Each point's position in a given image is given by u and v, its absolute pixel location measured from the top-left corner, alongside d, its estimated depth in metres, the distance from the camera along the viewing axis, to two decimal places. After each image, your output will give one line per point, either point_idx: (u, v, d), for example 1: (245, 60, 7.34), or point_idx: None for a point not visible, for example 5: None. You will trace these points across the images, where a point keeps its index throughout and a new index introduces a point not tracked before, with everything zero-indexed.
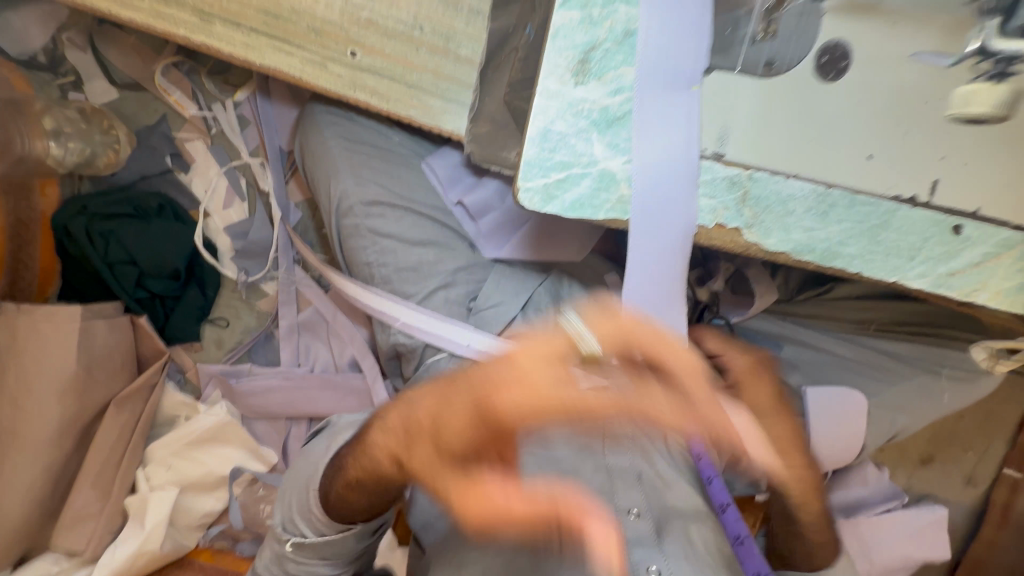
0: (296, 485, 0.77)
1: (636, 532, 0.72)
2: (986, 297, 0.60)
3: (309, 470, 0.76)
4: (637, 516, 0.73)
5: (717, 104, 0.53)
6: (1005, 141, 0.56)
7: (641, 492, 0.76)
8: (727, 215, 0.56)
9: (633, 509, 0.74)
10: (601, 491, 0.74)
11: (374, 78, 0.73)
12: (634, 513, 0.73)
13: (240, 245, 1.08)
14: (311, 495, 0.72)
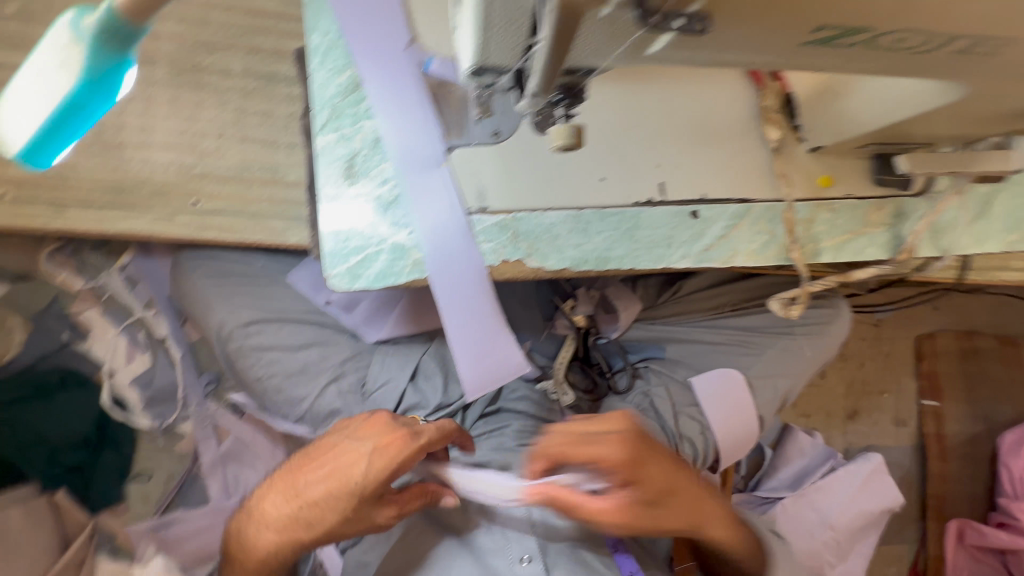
0: None
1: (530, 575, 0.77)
2: (743, 259, 0.72)
3: None
4: (529, 561, 0.78)
5: (467, 171, 0.67)
6: (699, 141, 0.71)
7: (535, 538, 0.79)
8: (506, 252, 0.67)
9: (521, 555, 0.79)
10: (494, 550, 0.79)
11: (218, 217, 0.84)
12: (526, 559, 0.78)
13: (148, 395, 1.12)
14: None
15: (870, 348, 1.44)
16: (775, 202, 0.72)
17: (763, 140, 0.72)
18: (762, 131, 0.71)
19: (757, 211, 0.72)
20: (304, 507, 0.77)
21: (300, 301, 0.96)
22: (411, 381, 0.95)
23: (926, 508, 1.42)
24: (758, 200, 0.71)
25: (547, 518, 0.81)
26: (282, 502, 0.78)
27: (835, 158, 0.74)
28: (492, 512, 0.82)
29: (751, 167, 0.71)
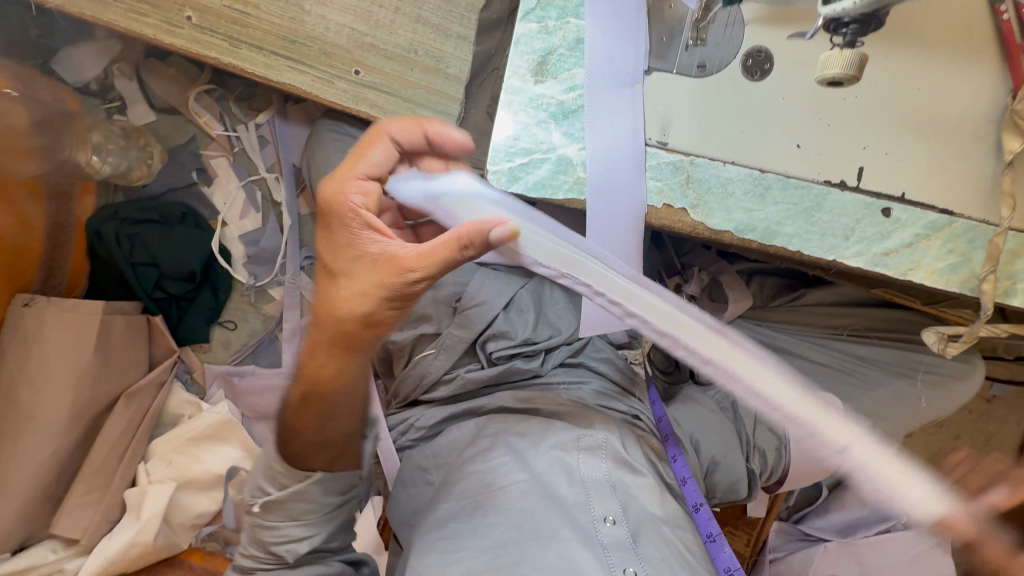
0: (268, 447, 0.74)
1: (613, 537, 0.71)
2: (922, 276, 0.64)
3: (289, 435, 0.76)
4: (614, 522, 0.72)
5: (659, 98, 0.61)
6: (922, 132, 0.62)
7: (617, 500, 0.75)
8: (672, 196, 0.63)
9: (609, 516, 0.73)
10: (576, 503, 0.75)
11: (372, 92, 0.83)
12: (611, 520, 0.72)
13: (251, 252, 1.17)
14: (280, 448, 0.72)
15: (968, 422, 1.33)
16: (984, 223, 0.63)
17: (995, 150, 0.62)
18: (997, 139, 0.62)
19: (958, 228, 0.63)
20: (344, 302, 0.62)
21: None
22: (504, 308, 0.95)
23: None
24: (963, 216, 0.63)
25: (628, 484, 0.77)
26: (331, 300, 0.63)
27: None
28: (573, 464, 0.79)
29: (968, 179, 0.63)
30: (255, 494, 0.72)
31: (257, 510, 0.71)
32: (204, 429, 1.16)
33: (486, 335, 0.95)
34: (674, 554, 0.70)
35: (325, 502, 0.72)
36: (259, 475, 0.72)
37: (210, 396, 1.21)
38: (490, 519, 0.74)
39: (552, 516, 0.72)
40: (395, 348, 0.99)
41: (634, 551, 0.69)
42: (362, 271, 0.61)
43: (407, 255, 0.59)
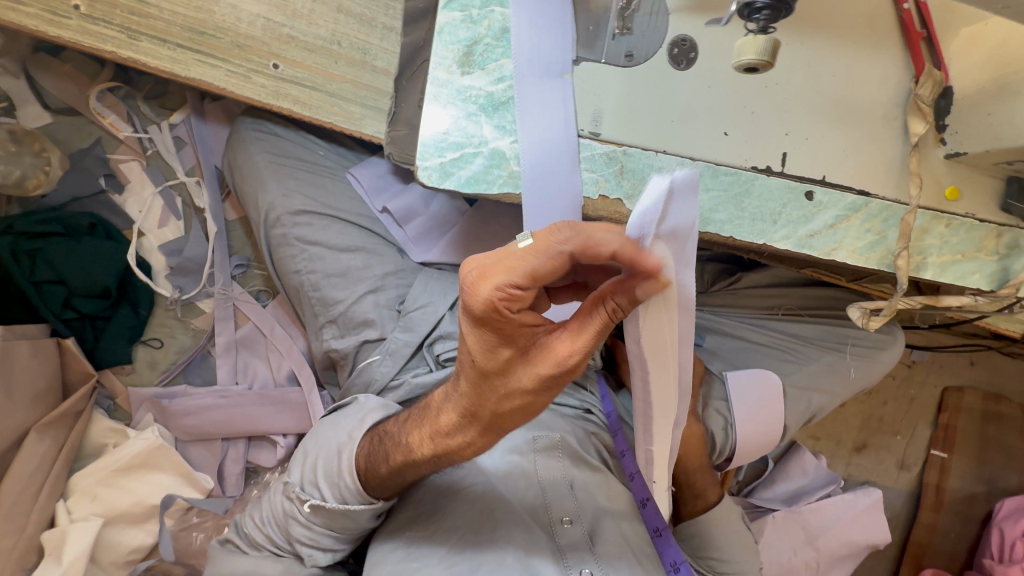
0: (324, 448, 0.81)
1: (571, 538, 0.73)
2: (844, 255, 0.67)
3: (337, 439, 0.80)
4: (571, 522, 0.74)
5: (588, 88, 0.61)
6: (838, 117, 0.65)
7: (575, 500, 0.76)
8: (608, 187, 0.62)
9: (565, 517, 0.74)
10: (535, 505, 0.75)
11: (295, 87, 0.78)
12: (568, 520, 0.74)
13: (174, 263, 1.08)
14: (344, 459, 0.77)
15: (894, 388, 1.43)
16: (896, 202, 0.66)
17: (902, 133, 0.66)
18: (905, 122, 0.66)
19: (874, 208, 0.66)
20: (514, 399, 0.57)
21: (354, 200, 0.92)
22: (450, 308, 0.94)
23: (904, 551, 1.43)
24: (878, 196, 0.66)
25: (585, 482, 0.78)
26: (498, 400, 0.58)
27: (970, 172, 0.68)
28: (531, 467, 0.78)
29: (881, 160, 0.66)
30: (306, 490, 0.80)
31: (305, 508, 0.79)
32: (133, 457, 1.07)
33: (432, 337, 0.93)
34: (627, 549, 0.73)
35: (366, 523, 0.79)
36: (319, 473, 0.80)
37: (137, 422, 1.11)
38: (455, 526, 0.73)
39: (516, 521, 0.73)
40: (337, 357, 0.95)
41: (591, 550, 0.72)
42: (512, 372, 0.55)
43: (564, 343, 0.53)
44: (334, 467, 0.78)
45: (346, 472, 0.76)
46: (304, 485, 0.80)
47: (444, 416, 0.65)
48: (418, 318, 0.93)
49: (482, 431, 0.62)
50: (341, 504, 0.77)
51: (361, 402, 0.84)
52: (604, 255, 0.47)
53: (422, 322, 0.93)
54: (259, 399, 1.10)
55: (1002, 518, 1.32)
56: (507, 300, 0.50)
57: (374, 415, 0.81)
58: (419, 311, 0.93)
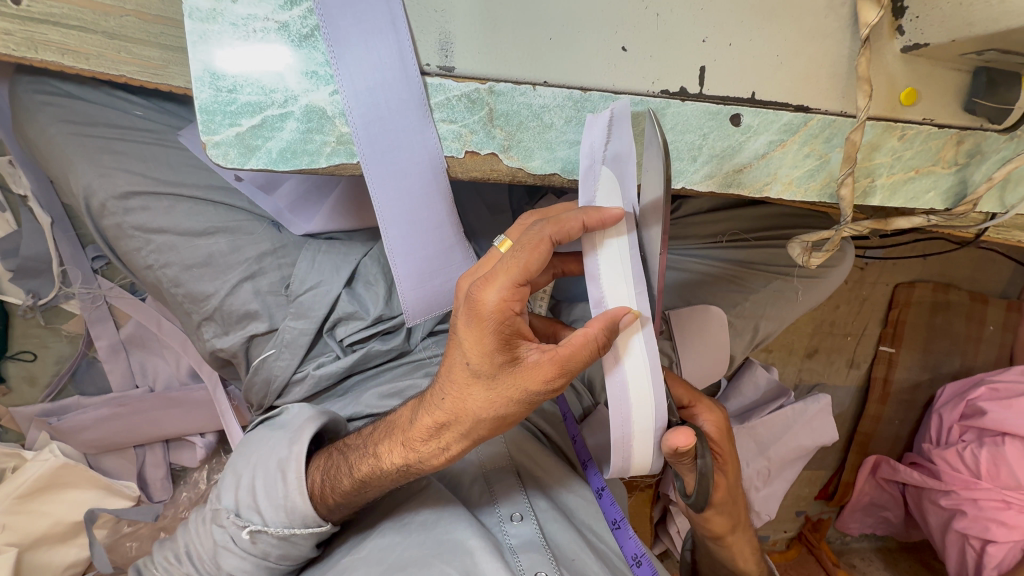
0: (262, 465, 0.65)
1: (521, 537, 0.64)
2: (779, 190, 0.56)
3: (280, 452, 0.65)
4: (521, 518, 0.66)
5: (423, 6, 0.44)
6: (767, 11, 0.50)
7: (523, 491, 0.68)
8: (475, 140, 0.48)
9: (515, 514, 0.66)
10: (480, 501, 0.69)
11: (56, 31, 0.57)
12: (518, 517, 0.66)
13: (15, 265, 0.90)
14: (290, 478, 0.62)
15: (845, 290, 1.39)
16: (842, 115, 0.53)
17: (851, 22, 0.51)
18: (854, 8, 0.50)
19: (816, 126, 0.53)
20: (490, 405, 0.49)
21: (199, 170, 0.75)
22: (346, 285, 0.79)
23: (852, 441, 1.49)
24: (820, 111, 0.53)
25: (534, 470, 0.72)
26: (473, 403, 0.50)
27: (930, 66, 0.55)
28: (473, 457, 0.72)
29: (823, 64, 0.52)
30: (242, 517, 0.63)
31: (243, 537, 0.63)
32: (36, 480, 0.96)
33: (332, 320, 0.79)
34: (584, 546, 0.65)
35: (306, 551, 0.66)
36: (259, 495, 0.63)
37: (32, 442, 1.00)
38: (390, 539, 0.63)
39: (451, 519, 0.63)
40: (227, 356, 0.82)
41: (546, 548, 0.63)
42: (501, 377, 0.48)
43: (551, 363, 0.47)
44: (280, 489, 0.62)
45: (294, 490, 0.62)
46: (241, 509, 0.64)
47: (416, 421, 0.56)
48: (311, 302, 0.78)
49: (459, 439, 0.54)
50: (287, 529, 0.62)
51: (295, 410, 0.69)
52: (575, 234, 0.45)
53: (317, 305, 0.78)
54: (163, 401, 0.98)
55: (941, 403, 1.35)
56: (515, 303, 0.46)
57: (310, 430, 0.65)
58: (309, 294, 0.78)
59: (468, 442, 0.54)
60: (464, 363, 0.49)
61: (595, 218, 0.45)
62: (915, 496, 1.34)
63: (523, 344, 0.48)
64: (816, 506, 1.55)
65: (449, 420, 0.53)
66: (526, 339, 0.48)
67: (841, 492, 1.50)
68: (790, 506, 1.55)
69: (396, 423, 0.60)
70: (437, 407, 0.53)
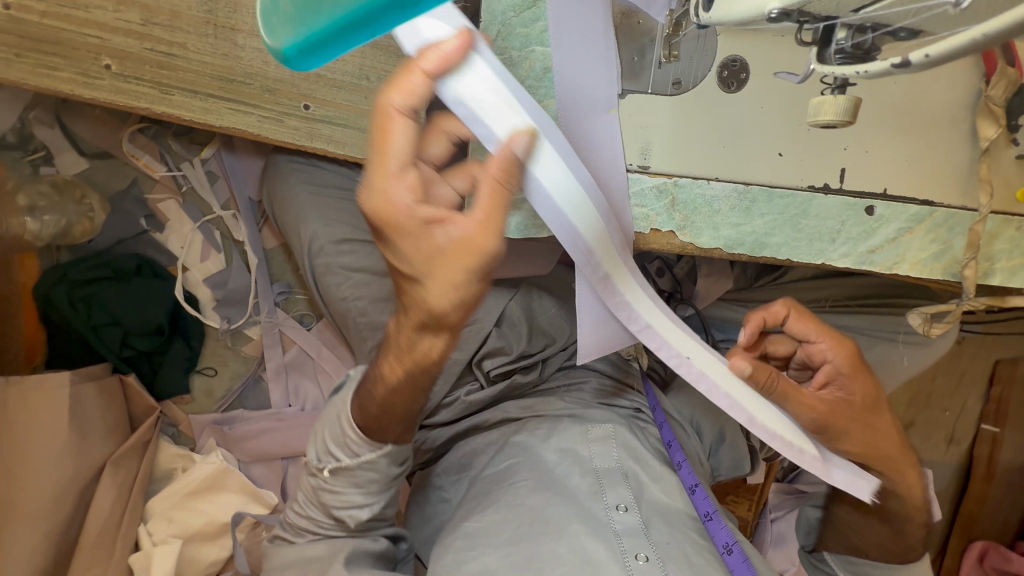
0: (313, 480, 0.80)
1: (626, 523, 0.74)
2: (907, 268, 0.65)
3: (335, 482, 0.78)
4: (646, 559, 0.70)
5: (633, 123, 0.58)
6: (902, 127, 0.61)
7: (629, 488, 0.78)
8: (659, 221, 0.61)
9: (621, 504, 0.76)
10: (588, 492, 0.78)
11: (327, 127, 0.77)
12: (643, 557, 0.70)
13: (220, 295, 1.11)
14: (329, 495, 0.78)
15: (941, 363, 1.39)
16: (963, 210, 0.63)
17: (971, 137, 0.62)
18: (973, 126, 0.61)
19: (939, 218, 0.63)
20: (417, 101, 0.49)
21: None
22: (496, 325, 0.93)
23: (954, 523, 1.42)
24: (944, 205, 0.63)
25: (638, 472, 0.81)
26: (399, 133, 0.50)
27: None
28: (585, 454, 0.82)
29: (947, 169, 0.62)
30: (306, 505, 0.83)
31: (326, 475, 0.78)
32: (201, 480, 1.11)
33: (482, 353, 0.92)
34: (678, 536, 0.74)
35: (387, 471, 0.78)
36: (315, 503, 0.82)
37: (200, 447, 1.17)
38: (502, 516, 0.76)
39: (563, 512, 0.74)
40: None
41: (646, 537, 0.73)
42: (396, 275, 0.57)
43: (406, 133, 0.50)
44: (352, 475, 0.77)
45: (341, 503, 0.78)
46: (306, 507, 0.83)
47: (396, 242, 0.53)
48: (467, 336, 0.92)
49: (441, 335, 0.62)
50: (355, 458, 0.76)
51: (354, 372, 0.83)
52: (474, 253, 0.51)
53: (472, 339, 0.92)
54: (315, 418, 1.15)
55: None
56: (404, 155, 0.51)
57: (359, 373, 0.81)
58: (467, 329, 0.92)
59: (405, 398, 0.71)
60: (404, 199, 0.51)
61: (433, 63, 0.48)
62: None
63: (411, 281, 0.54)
64: None
65: (407, 378, 0.69)
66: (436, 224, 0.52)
67: None
68: None
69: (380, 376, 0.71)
70: (414, 223, 0.52)
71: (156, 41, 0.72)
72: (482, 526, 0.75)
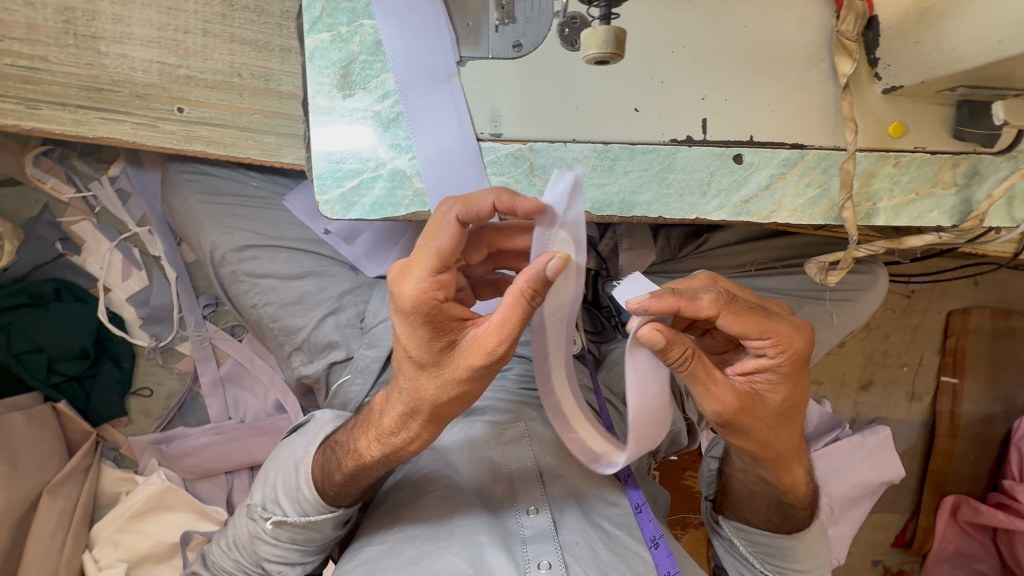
0: (246, 529, 0.73)
1: (535, 529, 0.67)
2: (785, 216, 0.63)
3: (273, 537, 0.71)
4: (549, 567, 0.63)
5: (477, 90, 0.57)
6: (757, 71, 0.60)
7: (543, 489, 0.70)
8: (520, 187, 0.59)
9: (530, 507, 0.69)
10: (500, 497, 0.71)
11: (204, 128, 0.77)
12: (545, 565, 0.64)
13: (145, 313, 1.10)
14: (263, 546, 0.71)
15: (895, 319, 1.34)
16: (835, 149, 0.62)
17: (831, 75, 0.61)
18: (833, 64, 0.60)
19: (812, 159, 0.62)
20: (501, 329, 0.49)
21: (296, 226, 0.91)
22: None
23: (924, 480, 1.39)
24: (814, 146, 0.62)
25: (557, 469, 0.73)
26: (480, 339, 0.50)
27: (914, 103, 0.63)
28: (499, 459, 0.73)
29: (812, 110, 0.61)
30: (226, 552, 0.76)
31: (267, 527, 0.70)
32: (144, 501, 1.08)
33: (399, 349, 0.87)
34: (591, 531, 0.68)
35: (331, 534, 0.72)
36: (241, 554, 0.74)
37: (143, 468, 1.14)
38: (408, 532, 0.67)
39: (471, 522, 0.67)
40: (310, 382, 0.92)
41: (557, 542, 0.66)
42: (424, 369, 0.52)
43: (489, 333, 0.49)
44: (291, 530, 0.70)
45: (271, 553, 0.71)
46: (229, 554, 0.76)
47: (451, 362, 0.51)
48: (381, 333, 0.87)
49: (426, 424, 0.57)
50: (303, 518, 0.69)
51: (320, 416, 0.76)
52: (489, 345, 0.50)
53: (385, 337, 0.87)
54: (253, 429, 1.12)
55: (1021, 437, 1.30)
56: (437, 292, 0.49)
57: (329, 428, 0.73)
58: (380, 326, 0.88)
59: (423, 437, 0.60)
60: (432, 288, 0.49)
61: (526, 210, 0.51)
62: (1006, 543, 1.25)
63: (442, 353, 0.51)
64: (894, 556, 1.42)
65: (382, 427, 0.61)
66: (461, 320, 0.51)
67: (920, 538, 1.38)
68: (863, 555, 1.42)
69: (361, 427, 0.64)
70: (457, 378, 0.52)
71: (15, 55, 0.72)
72: (384, 548, 0.67)
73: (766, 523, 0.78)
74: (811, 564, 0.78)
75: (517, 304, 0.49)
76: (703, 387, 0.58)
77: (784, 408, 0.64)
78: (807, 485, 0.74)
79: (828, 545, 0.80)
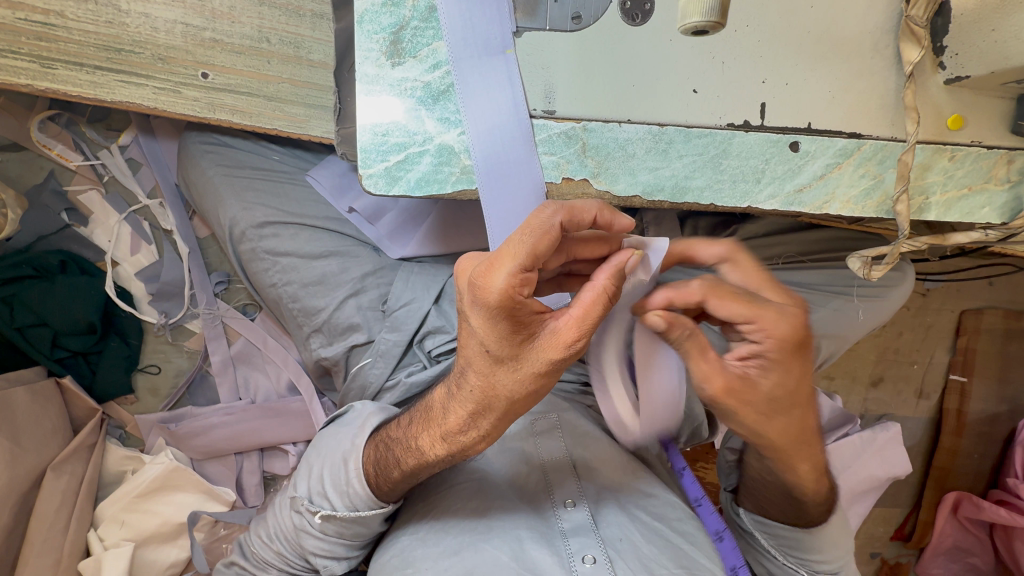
0: (292, 522, 0.72)
1: (574, 522, 0.66)
2: (838, 207, 0.61)
3: (323, 532, 0.70)
4: (594, 561, 0.62)
5: (533, 64, 0.55)
6: (820, 55, 0.58)
7: (578, 482, 0.69)
8: (571, 168, 0.57)
9: (568, 500, 0.68)
10: (536, 487, 0.69)
11: (230, 96, 0.74)
12: (590, 559, 0.62)
13: (154, 288, 1.07)
14: (310, 540, 0.70)
15: (908, 317, 1.34)
16: (892, 140, 0.60)
17: (895, 62, 0.59)
18: (897, 50, 0.58)
19: (869, 150, 0.60)
20: (582, 322, 0.49)
21: (319, 203, 0.88)
22: (436, 302, 0.85)
23: (927, 477, 1.40)
24: (871, 136, 0.60)
25: (590, 462, 0.72)
26: (562, 331, 0.49)
27: (975, 96, 0.61)
28: (532, 451, 0.72)
29: (873, 98, 0.59)
30: (266, 543, 0.75)
31: (315, 522, 0.69)
32: (151, 481, 1.05)
33: (422, 333, 0.85)
34: (629, 523, 0.67)
35: (376, 528, 0.71)
36: (284, 545, 0.74)
37: (149, 447, 1.11)
38: (443, 523, 0.66)
39: (513, 517, 0.66)
40: (329, 365, 0.89)
41: (597, 535, 0.65)
42: (501, 364, 0.51)
43: (569, 327, 0.49)
44: (338, 523, 0.69)
45: (318, 547, 0.71)
46: (272, 547, 0.75)
47: (530, 356, 0.50)
48: (405, 316, 0.85)
49: (497, 422, 0.57)
50: (353, 513, 0.68)
51: (361, 407, 0.75)
52: (570, 340, 0.49)
53: (409, 321, 0.84)
54: (263, 410, 1.10)
55: None
56: (521, 287, 0.46)
57: (375, 420, 0.71)
58: (403, 309, 0.85)
59: (490, 432, 0.59)
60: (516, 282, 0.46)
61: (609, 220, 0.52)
62: (1003, 540, 1.25)
63: (521, 348, 0.50)
64: (893, 549, 1.45)
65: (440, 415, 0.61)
66: (540, 315, 0.49)
67: (919, 533, 1.40)
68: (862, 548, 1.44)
69: (417, 422, 0.64)
70: (534, 375, 0.51)
71: (30, 9, 0.68)
72: (419, 536, 0.66)
73: (783, 515, 0.77)
74: (834, 552, 0.77)
75: (597, 295, 0.49)
76: (693, 366, 0.57)
77: (784, 395, 0.60)
78: (815, 481, 0.72)
79: (851, 535, 0.79)
